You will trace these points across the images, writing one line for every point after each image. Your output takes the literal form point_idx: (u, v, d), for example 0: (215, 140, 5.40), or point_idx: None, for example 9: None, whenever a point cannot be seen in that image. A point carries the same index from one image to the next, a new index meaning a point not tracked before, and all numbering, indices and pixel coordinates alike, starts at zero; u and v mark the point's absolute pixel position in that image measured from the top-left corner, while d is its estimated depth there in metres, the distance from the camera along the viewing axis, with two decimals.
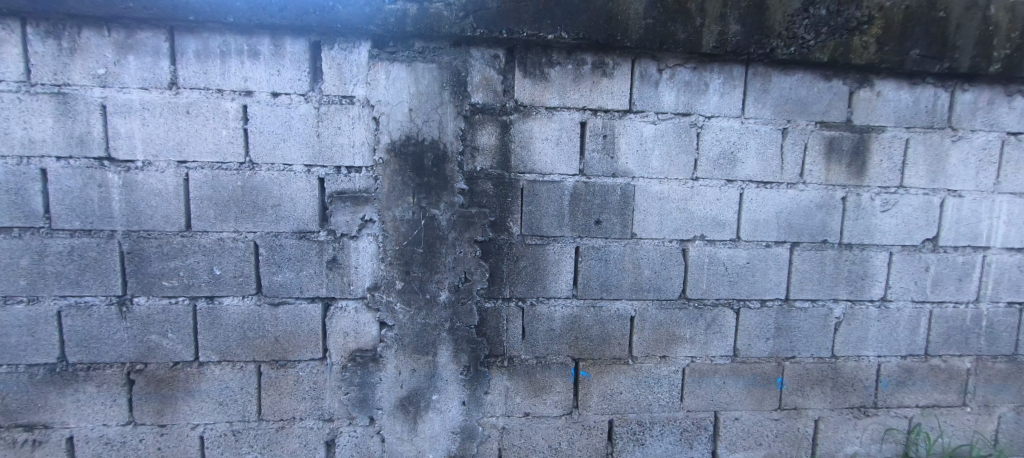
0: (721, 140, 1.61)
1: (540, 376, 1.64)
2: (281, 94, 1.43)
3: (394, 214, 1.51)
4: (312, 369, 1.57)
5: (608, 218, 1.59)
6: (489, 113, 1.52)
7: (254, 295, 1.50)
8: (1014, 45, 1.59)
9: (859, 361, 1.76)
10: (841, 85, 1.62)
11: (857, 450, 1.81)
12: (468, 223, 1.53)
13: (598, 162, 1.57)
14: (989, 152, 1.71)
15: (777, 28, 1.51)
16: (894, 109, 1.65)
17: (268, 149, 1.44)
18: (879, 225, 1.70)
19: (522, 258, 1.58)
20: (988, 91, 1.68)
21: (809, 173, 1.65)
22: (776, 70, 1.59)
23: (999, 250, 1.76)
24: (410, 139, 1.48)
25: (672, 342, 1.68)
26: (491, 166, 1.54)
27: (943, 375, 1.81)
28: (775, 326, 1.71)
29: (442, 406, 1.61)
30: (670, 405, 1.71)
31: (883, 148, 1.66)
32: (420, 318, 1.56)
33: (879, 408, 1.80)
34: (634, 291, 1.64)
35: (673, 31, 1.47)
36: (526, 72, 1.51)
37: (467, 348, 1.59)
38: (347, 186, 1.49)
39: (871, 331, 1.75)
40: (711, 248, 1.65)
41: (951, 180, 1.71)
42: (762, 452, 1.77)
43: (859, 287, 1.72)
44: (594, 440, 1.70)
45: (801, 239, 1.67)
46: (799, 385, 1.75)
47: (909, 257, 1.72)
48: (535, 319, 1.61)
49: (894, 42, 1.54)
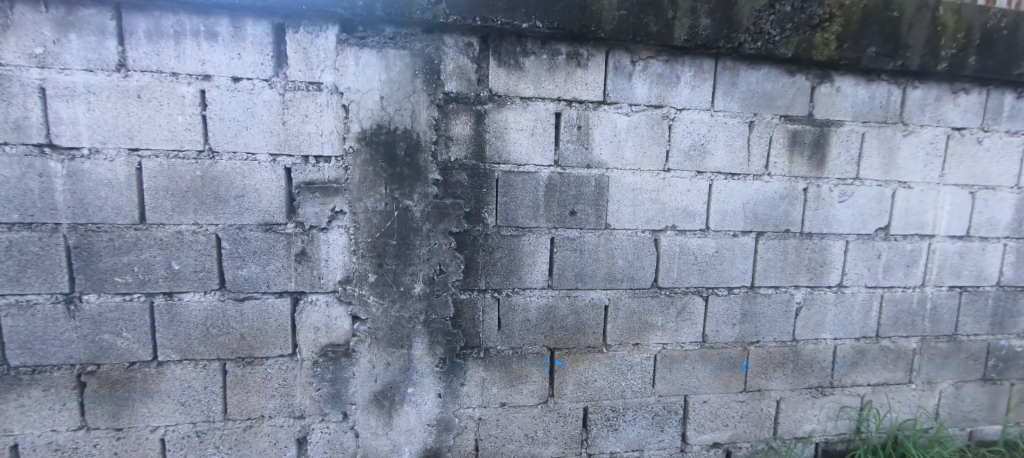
0: (692, 132, 1.64)
1: (516, 367, 1.65)
2: (242, 79, 1.35)
3: (366, 206, 1.47)
4: (282, 366, 1.52)
5: (583, 209, 1.61)
6: (464, 102, 1.49)
7: (218, 291, 1.44)
8: (960, 44, 1.69)
9: (818, 343, 1.86)
10: (804, 80, 1.69)
11: (815, 427, 1.92)
12: (443, 214, 1.51)
13: (573, 153, 1.58)
14: (936, 146, 1.82)
15: (744, 23, 1.55)
16: (851, 104, 1.73)
17: (230, 137, 1.37)
18: (837, 215, 1.78)
19: (497, 249, 1.57)
20: (936, 88, 1.78)
21: (774, 165, 1.71)
22: (743, 64, 1.63)
23: (943, 238, 1.89)
24: (382, 128, 1.43)
25: (644, 330, 1.72)
26: (465, 156, 1.51)
27: (892, 355, 1.93)
28: (741, 312, 1.78)
29: (418, 399, 1.59)
30: (642, 390, 1.76)
31: (841, 142, 1.74)
32: (394, 311, 1.54)
33: (835, 387, 1.91)
34: (608, 281, 1.67)
35: (646, 23, 1.48)
36: (501, 61, 1.49)
37: (443, 340, 1.58)
38: (315, 176, 1.43)
39: (828, 315, 1.85)
40: (682, 238, 1.69)
41: (902, 172, 1.81)
42: (728, 433, 1.85)
43: (818, 274, 1.81)
44: (570, 428, 1.73)
45: (766, 228, 1.74)
46: (762, 368, 1.83)
47: (863, 245, 1.82)
48: (511, 310, 1.61)
49: (852, 40, 1.61)
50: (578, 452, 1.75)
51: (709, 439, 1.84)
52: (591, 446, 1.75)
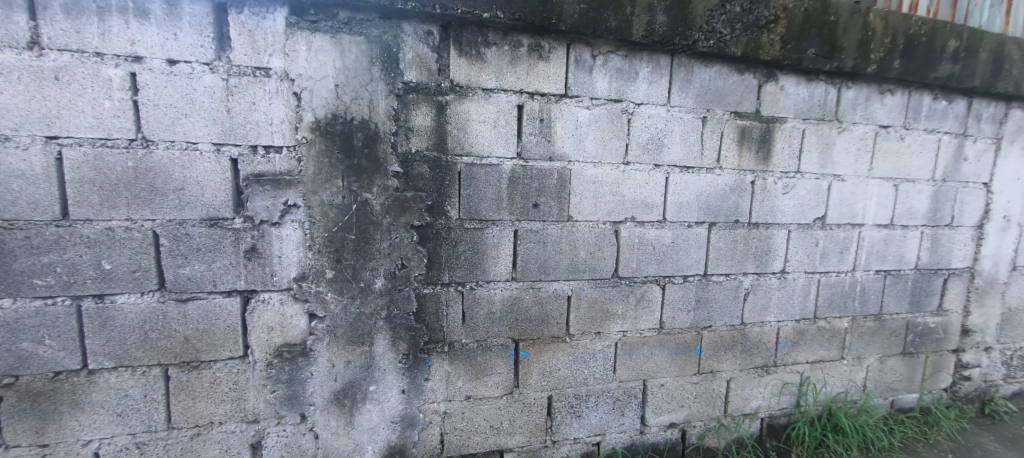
0: (650, 127, 1.69)
1: (481, 360, 1.65)
2: (179, 62, 1.24)
3: (321, 199, 1.40)
4: (232, 369, 1.43)
5: (545, 201, 1.62)
6: (424, 92, 1.45)
7: (156, 291, 1.33)
8: (886, 49, 1.84)
9: (763, 326, 1.99)
10: (752, 78, 1.78)
11: (761, 404, 2.06)
12: (404, 208, 1.48)
13: (536, 146, 1.59)
14: (866, 142, 1.99)
15: (698, 21, 1.60)
16: (794, 102, 1.85)
17: (167, 125, 1.26)
18: (781, 206, 1.91)
19: (460, 243, 1.55)
20: (867, 89, 1.94)
21: (725, 159, 1.80)
22: (697, 62, 1.70)
23: (872, 227, 2.07)
24: (337, 118, 1.37)
25: (606, 319, 1.77)
26: (426, 147, 1.48)
27: (827, 334, 2.11)
28: (695, 299, 1.87)
29: (381, 397, 1.56)
30: (604, 377, 1.81)
31: (785, 137, 1.86)
32: (354, 308, 1.49)
33: (779, 365, 2.06)
34: (571, 272, 1.69)
35: (606, 17, 1.50)
36: (462, 51, 1.46)
37: (406, 336, 1.55)
38: (264, 168, 1.35)
39: (772, 299, 1.98)
40: (641, 229, 1.75)
41: (837, 166, 1.96)
42: (684, 413, 1.95)
43: (764, 261, 1.93)
44: (535, 417, 1.76)
45: (718, 219, 1.83)
46: (714, 351, 1.94)
47: (803, 234, 1.96)
48: (475, 303, 1.61)
49: (794, 41, 1.72)
50: (543, 440, 1.79)
51: (666, 420, 1.94)
52: (555, 434, 1.79)
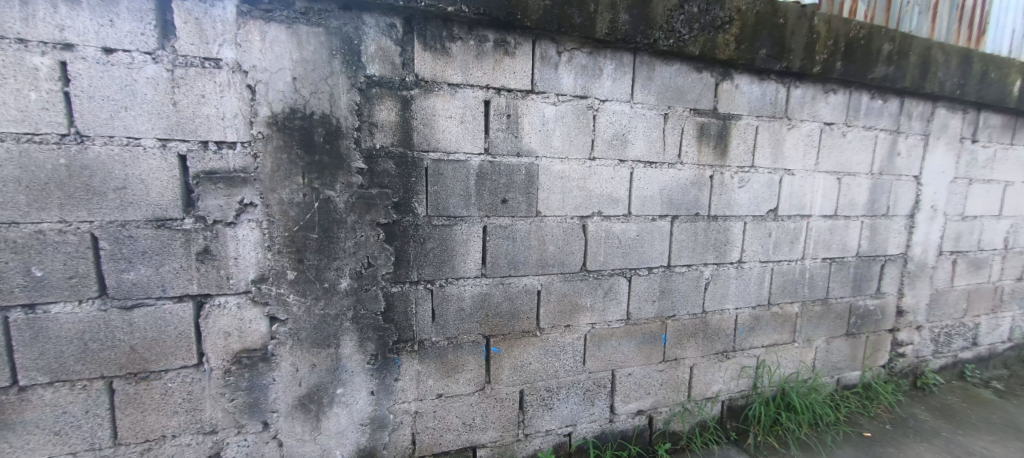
0: (615, 123, 1.73)
1: (452, 357, 1.64)
2: (117, 51, 1.15)
3: (281, 197, 1.35)
4: (186, 379, 1.35)
5: (514, 197, 1.62)
6: (387, 87, 1.42)
7: (97, 299, 1.23)
8: (829, 51, 1.97)
9: (723, 313, 2.09)
10: (709, 77, 1.85)
11: (721, 388, 2.17)
12: (369, 205, 1.44)
13: (503, 141, 1.59)
14: (813, 139, 2.12)
15: (659, 21, 1.65)
16: (748, 100, 1.94)
17: (104, 119, 1.16)
18: (737, 199, 2.00)
19: (429, 240, 1.53)
20: (813, 88, 2.06)
21: (686, 154, 1.87)
22: (658, 60, 1.75)
23: (819, 218, 2.22)
24: (296, 112, 1.32)
25: (575, 312, 1.80)
26: (391, 143, 1.45)
27: (780, 319, 2.24)
28: (660, 290, 1.94)
29: (348, 400, 1.52)
30: (574, 368, 1.85)
31: (740, 134, 1.95)
32: (318, 309, 1.44)
33: (737, 351, 2.17)
34: (540, 266, 1.71)
35: (570, 14, 1.52)
36: (426, 45, 1.44)
37: (374, 336, 1.52)
38: (216, 165, 1.28)
39: (730, 288, 2.08)
40: (607, 223, 1.79)
41: (788, 161, 2.08)
42: (650, 400, 2.02)
43: (722, 252, 2.03)
44: (507, 411, 1.77)
45: (680, 213, 1.91)
46: (678, 339, 2.02)
47: (758, 225, 2.07)
48: (444, 300, 1.59)
49: (747, 42, 1.81)
50: (515, 433, 1.80)
51: (634, 408, 2.00)
52: (527, 427, 1.81)
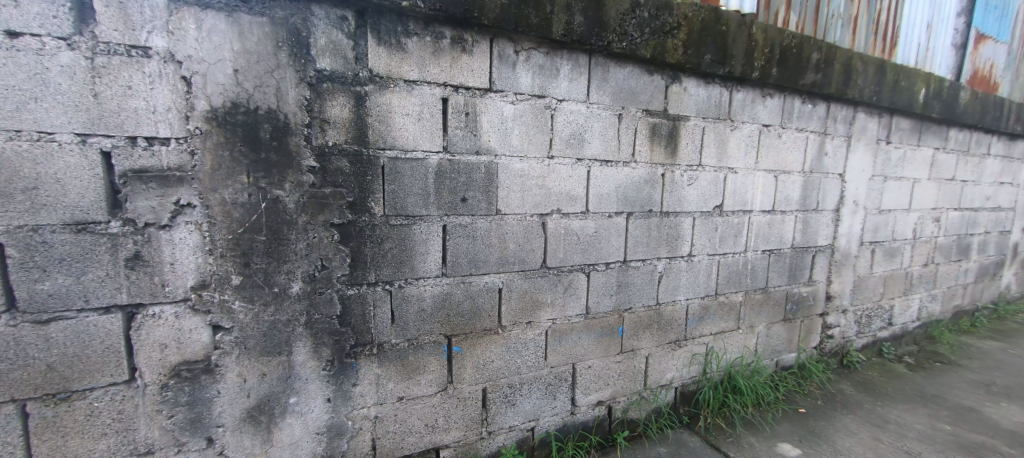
0: (572, 122, 1.77)
1: (413, 359, 1.62)
2: (23, 35, 1.02)
3: (223, 197, 1.26)
4: (116, 397, 1.23)
5: (473, 195, 1.62)
6: (340, 82, 1.36)
7: (5, 314, 1.08)
8: (766, 58, 2.12)
9: (675, 304, 2.20)
10: (661, 79, 1.94)
11: (674, 375, 2.29)
12: (322, 205, 1.38)
13: (462, 139, 1.58)
14: (754, 139, 2.28)
15: (612, 24, 1.71)
16: (696, 102, 2.05)
17: (8, 111, 1.03)
18: (687, 196, 2.12)
19: (386, 240, 1.50)
20: (753, 92, 2.21)
21: (639, 154, 1.95)
22: (613, 62, 1.81)
23: (759, 212, 2.39)
24: (238, 107, 1.24)
25: (536, 308, 1.83)
26: (345, 140, 1.39)
27: (726, 308, 2.39)
28: (617, 284, 2.01)
29: (302, 408, 1.46)
30: (536, 364, 1.87)
31: (689, 134, 2.06)
32: (268, 315, 1.37)
33: (689, 339, 2.29)
34: (501, 264, 1.72)
35: (526, 14, 1.53)
36: (380, 40, 1.40)
37: (330, 341, 1.47)
38: (147, 163, 1.17)
39: (681, 280, 2.20)
40: (566, 221, 1.83)
41: (732, 160, 2.22)
42: (610, 391, 2.09)
43: (674, 246, 2.13)
44: (470, 410, 1.76)
45: (635, 209, 1.98)
46: (634, 330, 2.11)
47: (706, 221, 2.20)
48: (404, 301, 1.56)
49: (693, 47, 1.92)
50: (478, 432, 1.80)
51: (594, 399, 2.06)
52: (490, 424, 1.82)
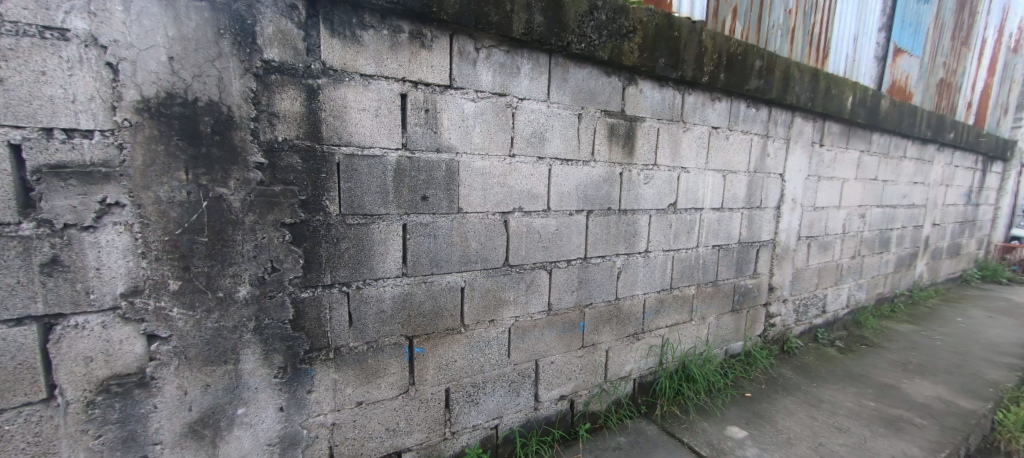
0: (533, 121, 1.79)
1: (372, 362, 1.57)
2: None
3: (157, 195, 1.16)
4: (31, 419, 1.10)
5: (434, 194, 1.60)
6: (289, 74, 1.29)
7: None
8: (715, 64, 2.25)
9: (633, 299, 2.29)
10: (618, 81, 2.00)
11: (633, 366, 2.38)
12: (271, 203, 1.31)
13: (421, 137, 1.55)
14: (704, 141, 2.40)
15: (571, 25, 1.74)
16: (651, 104, 2.14)
17: None
18: (643, 194, 2.20)
19: (343, 240, 1.44)
20: (703, 95, 2.34)
21: (599, 153, 2.00)
22: (572, 62, 1.84)
23: (710, 210, 2.52)
24: (174, 98, 1.15)
25: (499, 306, 1.83)
26: (296, 136, 1.33)
27: (680, 301, 2.51)
28: (578, 280, 2.06)
29: (252, 419, 1.38)
30: (499, 362, 1.88)
31: (645, 135, 2.14)
32: (212, 322, 1.28)
33: (646, 332, 2.39)
34: (462, 263, 1.71)
35: (486, 12, 1.53)
36: (334, 31, 1.34)
37: (282, 347, 1.39)
38: (65, 157, 1.05)
39: (639, 276, 2.28)
40: (528, 219, 1.84)
41: (685, 160, 2.34)
42: (572, 385, 2.14)
43: (632, 242, 2.21)
44: (433, 412, 1.74)
45: (594, 207, 2.04)
46: (595, 325, 2.16)
47: (661, 218, 2.30)
48: (362, 303, 1.52)
49: (648, 51, 1.99)
50: (442, 433, 1.78)
51: (557, 394, 2.10)
52: (454, 425, 1.80)
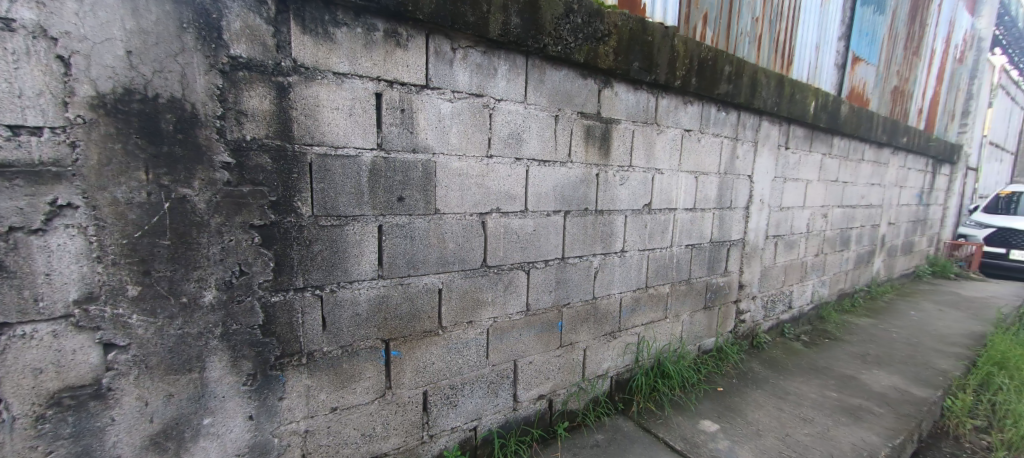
0: (510, 122, 1.80)
1: (347, 366, 1.54)
2: None
3: (114, 196, 1.09)
4: None
5: (410, 195, 1.58)
6: (258, 71, 1.25)
7: None
8: (686, 68, 2.32)
9: (610, 298, 2.32)
10: (594, 83, 2.03)
11: (610, 364, 2.41)
12: (239, 204, 1.27)
13: (397, 137, 1.53)
14: (677, 143, 2.47)
15: (547, 27, 1.76)
16: (626, 106, 2.18)
17: None
18: (619, 195, 2.24)
19: (316, 242, 1.41)
20: (676, 98, 2.40)
21: (575, 154, 2.03)
22: (549, 64, 1.86)
23: (683, 210, 2.59)
24: (133, 94, 1.09)
25: (477, 307, 1.83)
26: (265, 135, 1.29)
27: (655, 299, 2.57)
28: (555, 280, 2.08)
29: (219, 429, 1.32)
30: (478, 363, 1.87)
31: (620, 136, 2.18)
32: (175, 328, 1.22)
33: (623, 330, 2.43)
34: (440, 264, 1.69)
35: (462, 12, 1.53)
36: (305, 28, 1.31)
37: (251, 353, 1.35)
38: (9, 155, 0.97)
39: (615, 275, 2.32)
40: (505, 219, 1.84)
41: (659, 161, 2.39)
42: (550, 384, 2.16)
43: (608, 242, 2.25)
44: (410, 415, 1.72)
45: (571, 208, 2.06)
46: (572, 324, 2.19)
47: (636, 218, 2.35)
48: (336, 306, 1.48)
49: (623, 55, 2.04)
50: (419, 436, 1.76)
51: (536, 394, 2.11)
52: (432, 428, 1.79)
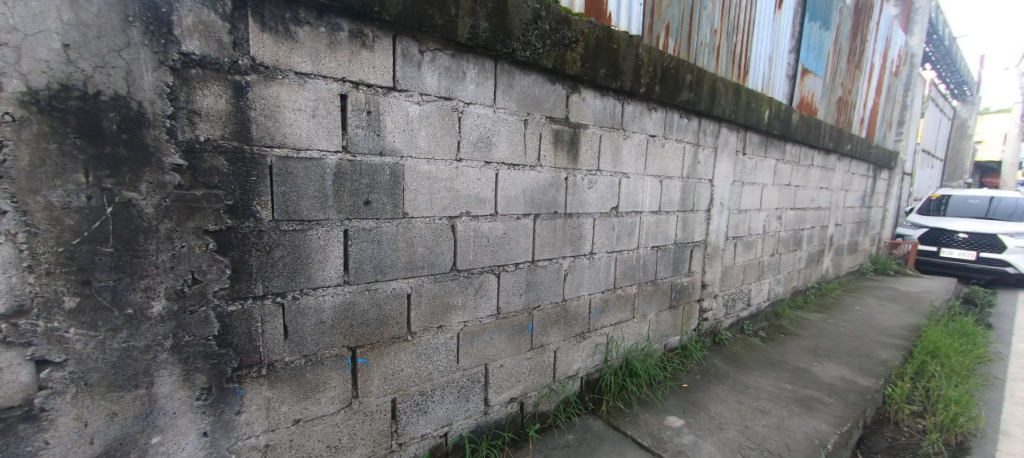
0: (479, 126, 1.80)
1: (310, 376, 1.49)
2: None
3: (49, 200, 1.01)
4: None
5: (378, 199, 1.55)
6: (213, 69, 1.19)
7: None
8: (650, 76, 2.41)
9: (579, 299, 2.36)
10: (562, 89, 2.07)
11: (580, 365, 2.45)
12: (192, 209, 1.20)
13: (362, 139, 1.49)
14: (643, 147, 2.55)
15: (516, 32, 1.78)
16: (594, 112, 2.23)
17: None
18: (587, 198, 2.29)
19: (276, 248, 1.36)
20: (641, 104, 2.48)
21: (544, 158, 2.05)
22: (517, 69, 1.88)
23: (648, 212, 2.68)
24: (71, 90, 1.01)
25: (446, 311, 1.81)
26: (221, 136, 1.23)
27: (623, 299, 2.64)
28: (526, 283, 2.09)
29: (169, 448, 1.24)
30: (448, 368, 1.86)
31: (588, 140, 2.23)
32: (120, 342, 1.14)
33: (592, 330, 2.48)
34: (408, 269, 1.67)
35: (429, 14, 1.53)
36: (264, 25, 1.26)
37: (206, 365, 1.27)
38: None
39: (584, 277, 2.37)
40: (475, 223, 1.84)
41: (625, 165, 2.46)
42: (521, 386, 2.17)
43: (577, 245, 2.29)
44: (378, 424, 1.68)
45: (541, 211, 2.08)
46: (543, 326, 2.21)
47: (604, 221, 2.41)
48: (299, 314, 1.43)
49: (590, 61, 2.09)
50: (388, 445, 1.72)
51: (507, 396, 2.11)
52: (401, 436, 1.75)
